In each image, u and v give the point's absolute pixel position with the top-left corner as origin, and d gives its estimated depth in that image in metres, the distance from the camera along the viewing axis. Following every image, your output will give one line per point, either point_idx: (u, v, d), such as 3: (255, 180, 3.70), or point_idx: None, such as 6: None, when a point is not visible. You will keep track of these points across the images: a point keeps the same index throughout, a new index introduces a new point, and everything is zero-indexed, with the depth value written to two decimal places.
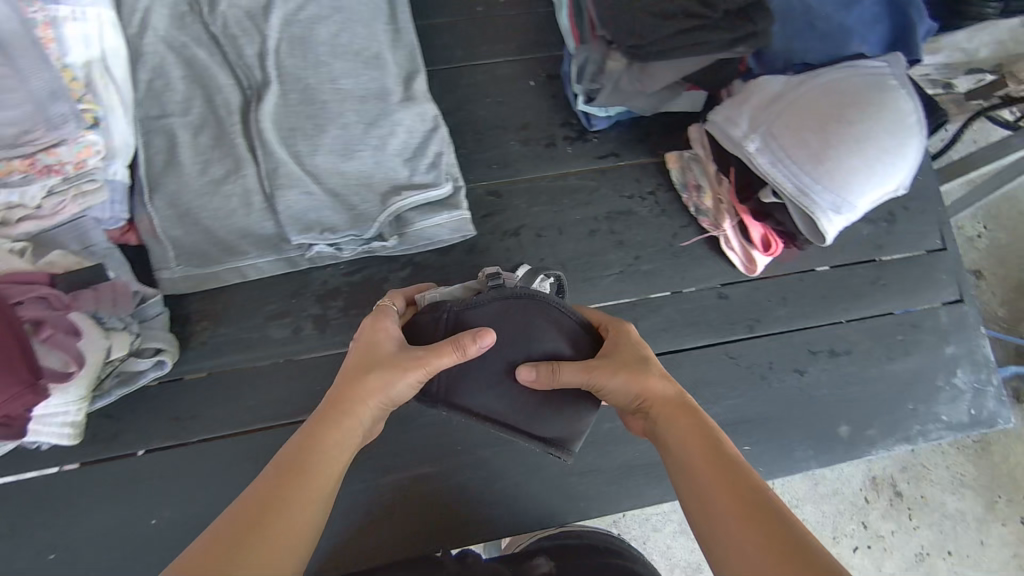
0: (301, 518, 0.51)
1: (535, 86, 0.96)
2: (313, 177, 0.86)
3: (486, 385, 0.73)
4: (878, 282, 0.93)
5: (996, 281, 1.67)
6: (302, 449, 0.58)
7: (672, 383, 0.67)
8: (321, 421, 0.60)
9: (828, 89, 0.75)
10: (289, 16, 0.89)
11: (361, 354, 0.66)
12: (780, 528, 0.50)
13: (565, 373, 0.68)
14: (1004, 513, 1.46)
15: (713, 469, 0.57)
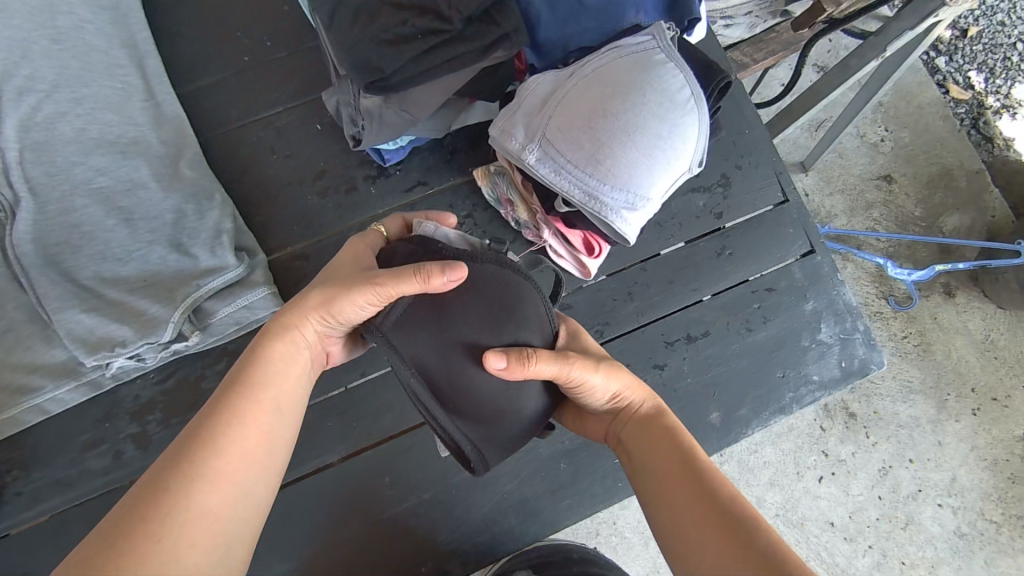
0: (252, 442, 0.50)
1: (323, 128, 0.88)
2: (90, 291, 0.78)
3: (433, 354, 0.59)
4: (724, 252, 0.88)
5: (907, 183, 1.56)
6: (254, 362, 0.54)
7: (645, 389, 0.66)
8: (274, 332, 0.56)
9: (592, 80, 0.69)
10: (25, 121, 0.81)
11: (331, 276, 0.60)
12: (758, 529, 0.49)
13: (540, 363, 0.58)
14: (956, 408, 1.42)
15: (683, 474, 0.56)
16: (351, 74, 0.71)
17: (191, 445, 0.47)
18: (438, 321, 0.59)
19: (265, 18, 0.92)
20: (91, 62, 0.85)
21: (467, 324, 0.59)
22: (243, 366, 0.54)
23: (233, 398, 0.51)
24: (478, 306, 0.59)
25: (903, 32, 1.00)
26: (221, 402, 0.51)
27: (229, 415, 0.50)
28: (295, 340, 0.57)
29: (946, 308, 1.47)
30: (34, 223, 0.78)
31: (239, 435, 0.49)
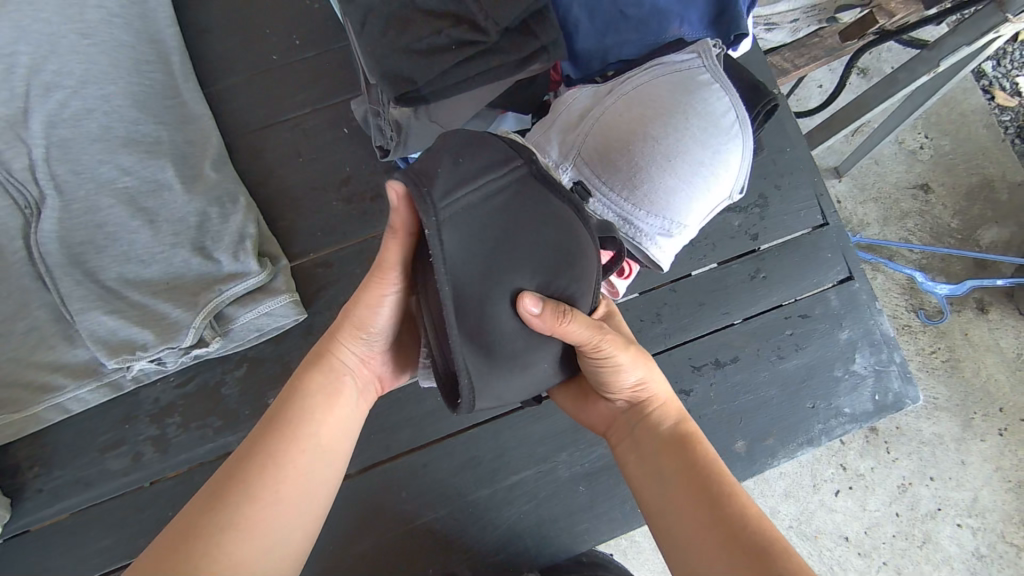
0: (286, 478, 0.51)
1: (350, 132, 0.86)
2: (112, 292, 0.78)
3: (478, 261, 0.49)
4: (758, 275, 0.85)
5: (944, 193, 1.50)
6: (296, 395, 0.56)
7: (663, 384, 0.62)
8: (314, 363, 0.58)
9: (633, 98, 0.66)
10: (51, 117, 0.80)
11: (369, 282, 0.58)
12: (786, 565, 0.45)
13: (573, 323, 0.53)
14: (982, 428, 1.38)
15: (698, 492, 0.52)
16: (381, 84, 0.69)
17: (228, 481, 0.50)
18: (500, 234, 0.50)
19: (292, 17, 0.90)
20: (115, 56, 0.84)
21: (526, 260, 0.52)
22: (286, 401, 0.56)
23: (272, 436, 0.53)
24: (543, 244, 0.52)
25: (959, 46, 0.94)
26: (260, 440, 0.53)
27: (265, 453, 0.52)
28: (336, 372, 0.59)
29: (978, 324, 1.42)
30: (59, 220, 0.78)
31: (274, 475, 0.51)
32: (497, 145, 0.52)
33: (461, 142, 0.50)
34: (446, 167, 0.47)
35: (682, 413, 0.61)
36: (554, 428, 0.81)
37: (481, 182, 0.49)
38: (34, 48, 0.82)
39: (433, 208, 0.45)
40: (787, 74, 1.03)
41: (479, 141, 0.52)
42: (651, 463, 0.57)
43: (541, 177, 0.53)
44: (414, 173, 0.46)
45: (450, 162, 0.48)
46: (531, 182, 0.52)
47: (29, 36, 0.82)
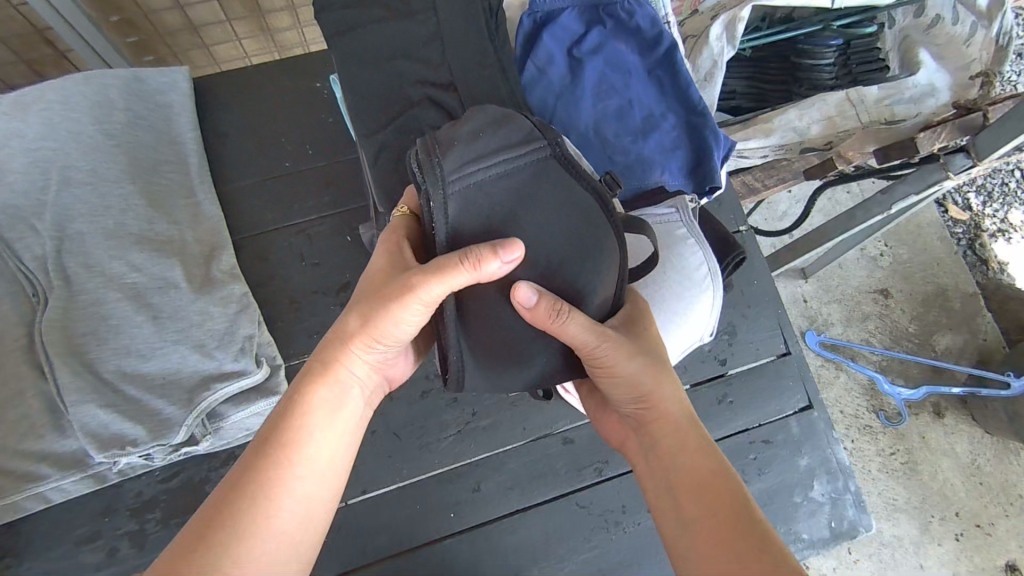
0: (281, 505, 0.53)
1: (353, 240, 0.92)
2: (108, 384, 0.80)
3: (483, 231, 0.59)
4: (725, 399, 0.91)
5: (903, 299, 1.60)
6: (301, 402, 0.57)
7: (676, 403, 0.62)
8: (320, 367, 0.59)
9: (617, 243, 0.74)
10: (69, 211, 0.84)
11: (377, 281, 0.59)
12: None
13: (569, 322, 0.59)
14: (939, 532, 1.43)
15: (709, 526, 0.52)
16: (390, 213, 0.75)
17: (226, 507, 0.51)
18: (506, 213, 0.60)
19: (307, 128, 0.97)
20: (135, 155, 0.88)
21: (534, 242, 0.61)
22: (286, 414, 0.57)
23: (271, 460, 0.54)
24: (550, 225, 0.62)
25: (908, 195, 1.00)
26: (254, 462, 0.54)
27: (262, 479, 0.53)
28: (341, 381, 0.60)
29: (935, 428, 1.49)
30: (63, 311, 0.81)
31: (271, 504, 0.52)
32: (522, 131, 0.62)
33: (489, 129, 0.61)
34: (461, 148, 0.58)
35: (697, 433, 0.60)
36: (527, 541, 0.84)
37: (493, 164, 0.60)
38: (58, 145, 0.85)
39: (441, 183, 0.56)
40: (756, 195, 1.09)
41: (506, 125, 0.62)
42: (665, 491, 0.58)
43: (561, 161, 0.63)
44: (432, 148, 0.58)
45: (471, 143, 0.59)
46: (549, 165, 0.62)
47: (56, 133, 0.86)
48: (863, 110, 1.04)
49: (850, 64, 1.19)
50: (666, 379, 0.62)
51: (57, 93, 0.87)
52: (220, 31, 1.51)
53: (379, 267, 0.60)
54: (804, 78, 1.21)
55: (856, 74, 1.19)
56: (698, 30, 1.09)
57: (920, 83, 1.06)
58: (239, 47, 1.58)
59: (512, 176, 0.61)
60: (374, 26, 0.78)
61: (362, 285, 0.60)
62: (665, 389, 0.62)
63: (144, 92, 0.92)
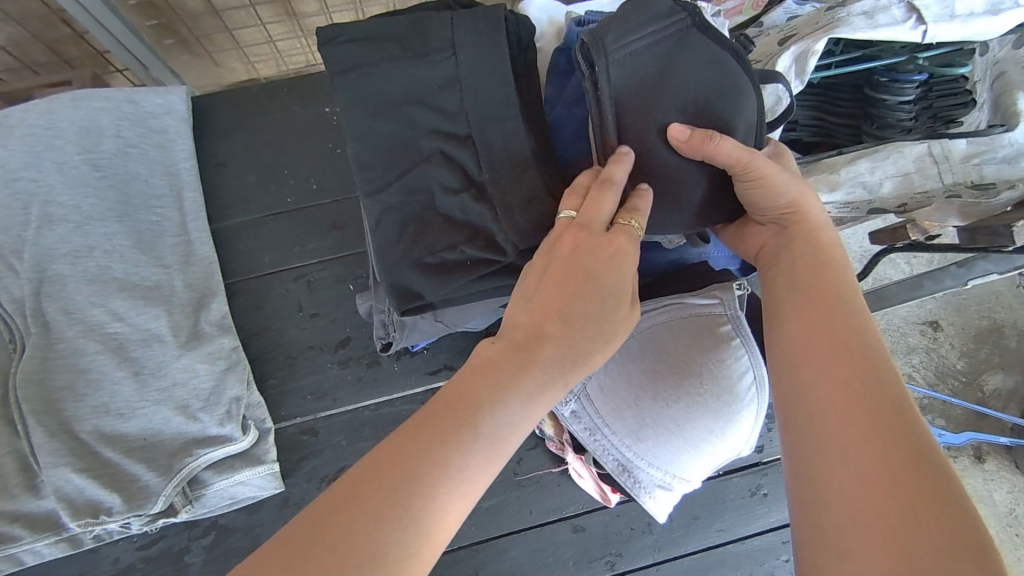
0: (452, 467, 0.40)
1: (355, 290, 0.85)
2: (84, 445, 0.74)
3: (637, 91, 0.53)
4: (758, 492, 0.82)
5: (954, 333, 1.24)
6: (530, 398, 0.44)
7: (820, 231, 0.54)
8: (552, 359, 0.45)
9: (649, 337, 0.64)
10: (50, 251, 0.78)
11: (625, 296, 0.48)
12: (951, 529, 0.36)
13: (724, 144, 0.51)
14: None
15: (854, 398, 0.43)
16: (389, 284, 0.68)
17: (416, 488, 0.38)
18: (652, 77, 0.53)
19: (312, 162, 0.90)
20: (125, 189, 0.82)
21: (676, 93, 0.53)
22: (489, 372, 0.44)
23: (459, 431, 0.41)
24: (696, 86, 0.53)
25: (987, 272, 0.86)
26: (438, 413, 0.42)
27: (443, 441, 0.40)
28: (553, 344, 0.46)
29: (974, 474, 1.14)
30: (40, 360, 0.75)
31: (458, 488, 0.40)
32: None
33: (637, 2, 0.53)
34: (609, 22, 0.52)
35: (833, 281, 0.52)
36: None
37: (647, 33, 0.52)
38: (42, 176, 0.79)
39: (605, 49, 0.51)
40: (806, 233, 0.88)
41: None
42: (793, 342, 0.49)
43: (701, 35, 0.53)
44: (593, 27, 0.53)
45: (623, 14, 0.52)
46: (690, 38, 0.54)
47: (40, 163, 0.79)
48: (945, 170, 0.75)
49: (930, 97, 0.81)
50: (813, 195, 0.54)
51: (43, 118, 0.80)
52: (245, 14, 1.23)
53: (627, 277, 0.49)
54: (871, 116, 0.84)
55: (938, 110, 0.81)
56: (765, 57, 0.80)
57: (1017, 139, 0.74)
58: (263, 30, 1.27)
59: (659, 47, 0.53)
60: (383, 65, 0.68)
61: (603, 285, 0.47)
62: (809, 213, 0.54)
63: (137, 116, 0.85)
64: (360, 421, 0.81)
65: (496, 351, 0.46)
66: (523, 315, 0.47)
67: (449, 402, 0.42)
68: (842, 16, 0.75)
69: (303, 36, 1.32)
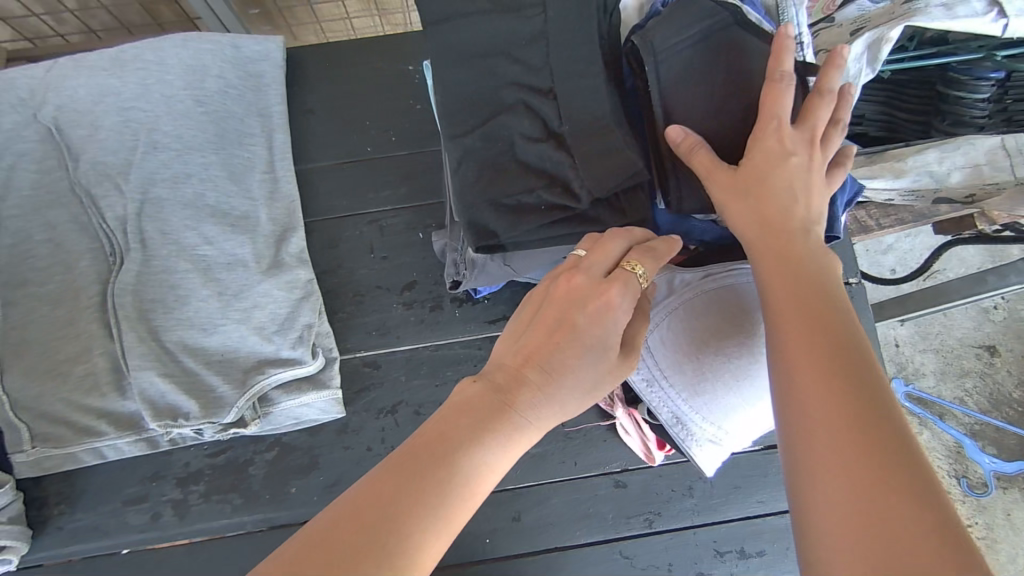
0: (425, 499, 0.41)
1: (423, 238, 0.90)
2: (170, 354, 0.81)
3: (688, 85, 0.67)
4: None
5: (1012, 360, 1.38)
6: (507, 438, 0.46)
7: (802, 184, 0.56)
8: (530, 403, 0.48)
9: (714, 295, 0.65)
10: (154, 177, 0.86)
11: (609, 352, 0.51)
12: (899, 486, 0.37)
13: (705, 150, 0.60)
14: None
15: (819, 358, 0.45)
16: (465, 222, 0.71)
17: (398, 512, 0.40)
18: (702, 72, 0.67)
19: (391, 116, 0.95)
20: (221, 126, 0.89)
21: (721, 84, 0.67)
22: (465, 412, 0.47)
23: (432, 467, 0.43)
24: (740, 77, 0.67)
25: None
26: (416, 445, 0.44)
27: (414, 477, 0.42)
28: (526, 391, 0.48)
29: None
30: (137, 273, 0.83)
31: (430, 519, 0.40)
32: (706, 5, 0.67)
33: (686, 4, 0.67)
34: (660, 25, 0.67)
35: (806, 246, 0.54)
36: None
37: (695, 31, 0.67)
38: (152, 109, 0.88)
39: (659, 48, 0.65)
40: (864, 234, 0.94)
41: (690, 6, 0.68)
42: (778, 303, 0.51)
43: (743, 29, 0.67)
44: (645, 29, 0.67)
45: (672, 19, 0.67)
46: (734, 31, 0.67)
47: (151, 97, 0.88)
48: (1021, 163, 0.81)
49: (1005, 100, 0.86)
50: (772, 144, 0.57)
51: (158, 59, 0.89)
52: None
53: (613, 336, 0.51)
54: (944, 112, 0.89)
55: (1012, 112, 0.87)
56: (834, 47, 0.81)
57: None
58: (342, 7, 1.34)
59: (708, 41, 0.67)
60: (473, 18, 0.72)
61: (598, 338, 0.50)
62: (771, 169, 0.56)
63: (237, 62, 0.92)
64: (420, 360, 0.85)
65: (476, 392, 0.48)
66: (508, 360, 0.51)
67: (429, 440, 0.45)
68: (920, 7, 0.75)
69: (376, 17, 1.37)
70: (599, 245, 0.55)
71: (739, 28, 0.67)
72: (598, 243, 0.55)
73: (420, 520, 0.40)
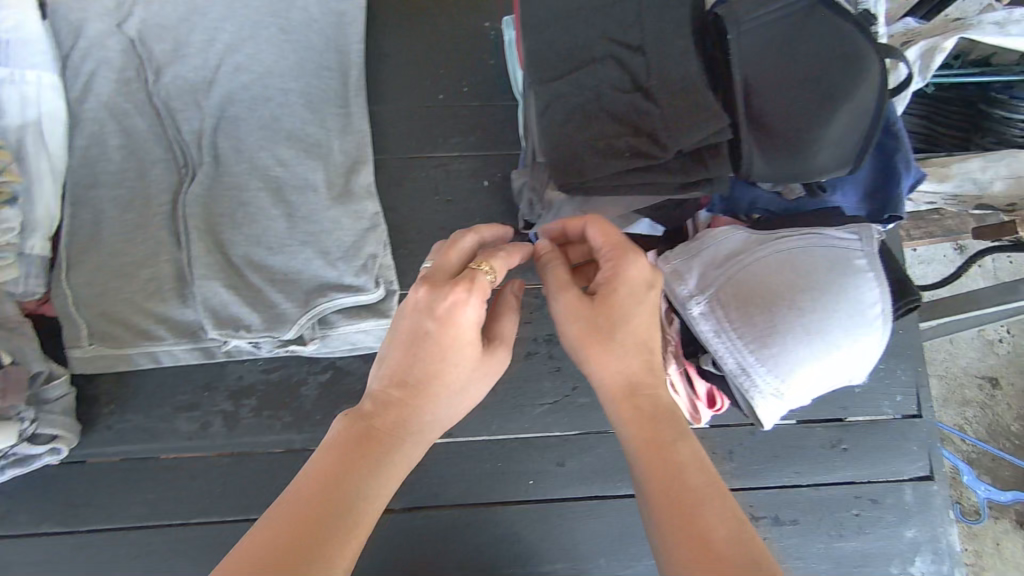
0: (317, 530, 0.48)
1: (488, 187, 0.92)
2: (235, 267, 0.82)
3: (771, 53, 0.73)
4: (839, 446, 0.85)
5: (1013, 393, 1.42)
6: (384, 461, 0.53)
7: (646, 298, 0.59)
8: (398, 421, 0.55)
9: (784, 258, 0.69)
10: (235, 96, 0.87)
11: (467, 347, 0.55)
12: (726, 554, 0.48)
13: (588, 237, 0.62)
14: None
15: (655, 450, 0.55)
16: (549, 160, 0.73)
17: (303, 544, 0.47)
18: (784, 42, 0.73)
19: (466, 67, 0.97)
20: (302, 52, 0.90)
21: (801, 56, 0.74)
22: (337, 450, 0.53)
23: (322, 500, 0.50)
24: (821, 51, 0.73)
25: None
26: (305, 481, 0.51)
27: (303, 512, 0.49)
28: (388, 421, 0.55)
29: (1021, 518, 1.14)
30: (209, 187, 0.84)
31: (332, 549, 0.48)
32: None
33: None
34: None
35: (659, 370, 0.60)
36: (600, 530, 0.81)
37: (780, 5, 0.73)
38: (238, 31, 0.89)
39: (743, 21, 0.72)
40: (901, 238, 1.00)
41: None
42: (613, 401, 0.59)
43: (828, 6, 0.73)
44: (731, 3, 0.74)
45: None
46: (818, 8, 0.74)
47: (238, 19, 0.89)
48: None
49: None
50: (613, 254, 0.60)
51: None
52: None
53: (464, 338, 0.55)
54: (986, 130, 0.94)
55: None
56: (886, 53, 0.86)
57: None
58: None
59: (791, 15, 0.74)
60: None
61: (441, 359, 0.55)
62: (622, 287, 0.58)
63: None
64: None
65: (348, 428, 0.54)
66: (374, 387, 0.57)
67: (312, 478, 0.51)
68: (974, 22, 0.80)
69: None
70: (447, 254, 0.59)
71: (822, 6, 0.74)
72: (449, 241, 0.60)
73: (317, 551, 0.47)
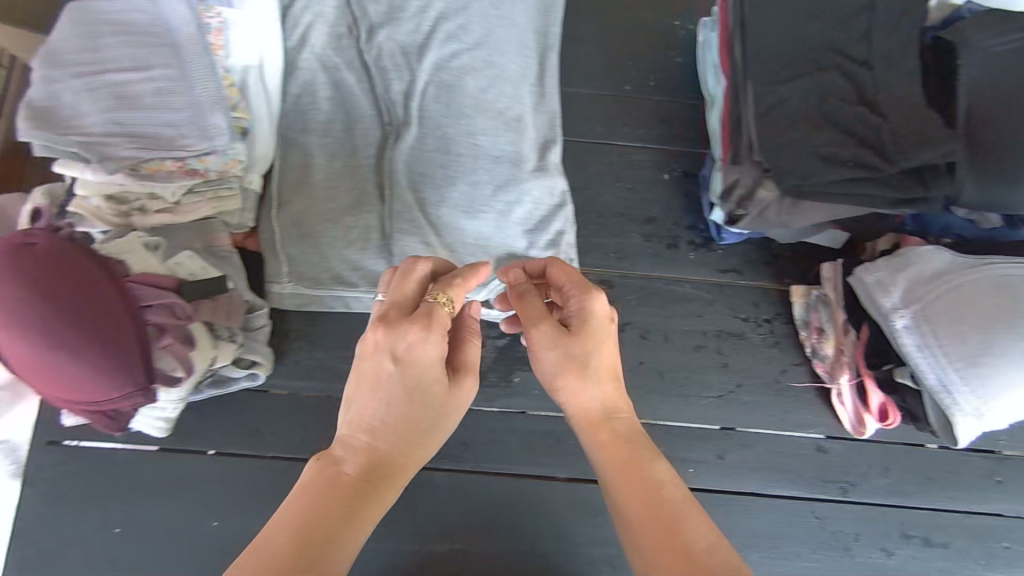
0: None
1: (669, 180, 0.94)
2: (432, 227, 0.86)
3: (999, 80, 0.73)
4: (993, 478, 0.86)
5: None
6: (357, 507, 0.52)
7: (611, 331, 0.62)
8: (370, 468, 0.53)
9: (990, 286, 0.75)
10: (444, 64, 0.90)
11: (421, 382, 0.54)
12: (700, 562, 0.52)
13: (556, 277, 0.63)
14: None
15: (621, 463, 0.59)
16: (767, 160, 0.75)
17: None
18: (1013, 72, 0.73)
19: (653, 63, 0.99)
20: (507, 30, 0.93)
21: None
22: (308, 493, 0.52)
23: (304, 544, 0.49)
24: None
25: None
26: (278, 524, 0.50)
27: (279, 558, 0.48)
28: (350, 459, 0.54)
29: None
30: (413, 146, 0.87)
31: None
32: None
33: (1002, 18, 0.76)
34: (977, 28, 0.75)
35: (624, 399, 0.63)
36: (755, 527, 0.82)
37: (1012, 39, 0.74)
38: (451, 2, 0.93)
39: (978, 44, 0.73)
40: None
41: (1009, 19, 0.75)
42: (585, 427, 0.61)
43: None
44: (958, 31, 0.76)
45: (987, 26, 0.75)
46: None
47: None
48: None
49: None
50: (578, 300, 0.61)
51: None
52: None
53: (429, 374, 0.55)
54: None
55: None
56: None
57: None
58: None
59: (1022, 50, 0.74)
60: None
61: (414, 403, 0.54)
62: (600, 328, 0.60)
63: None
64: (653, 290, 0.89)
65: (316, 472, 0.53)
66: (344, 433, 0.55)
67: (290, 526, 0.50)
68: None
69: None
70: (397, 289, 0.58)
71: None
72: (403, 270, 0.58)
73: None
